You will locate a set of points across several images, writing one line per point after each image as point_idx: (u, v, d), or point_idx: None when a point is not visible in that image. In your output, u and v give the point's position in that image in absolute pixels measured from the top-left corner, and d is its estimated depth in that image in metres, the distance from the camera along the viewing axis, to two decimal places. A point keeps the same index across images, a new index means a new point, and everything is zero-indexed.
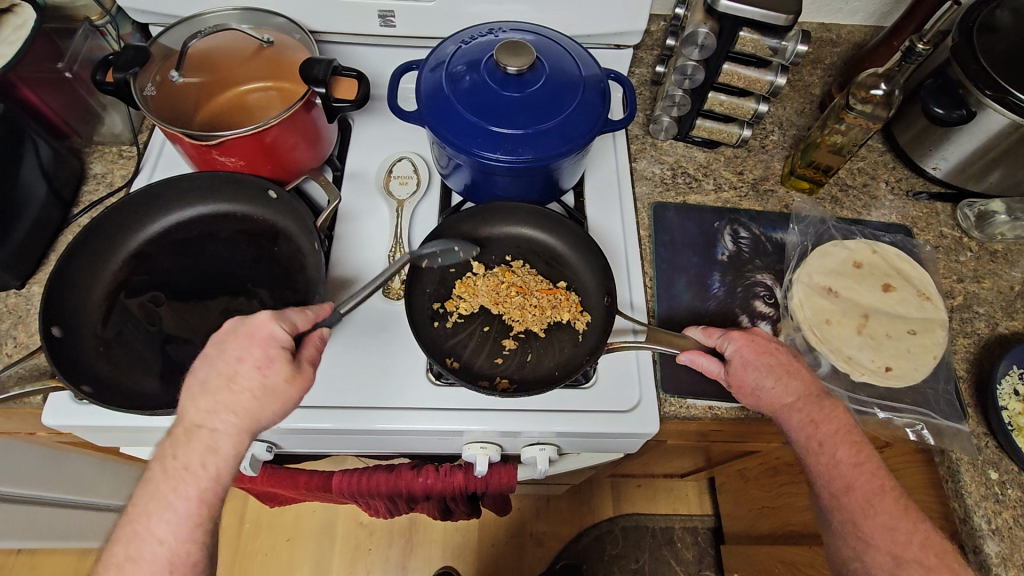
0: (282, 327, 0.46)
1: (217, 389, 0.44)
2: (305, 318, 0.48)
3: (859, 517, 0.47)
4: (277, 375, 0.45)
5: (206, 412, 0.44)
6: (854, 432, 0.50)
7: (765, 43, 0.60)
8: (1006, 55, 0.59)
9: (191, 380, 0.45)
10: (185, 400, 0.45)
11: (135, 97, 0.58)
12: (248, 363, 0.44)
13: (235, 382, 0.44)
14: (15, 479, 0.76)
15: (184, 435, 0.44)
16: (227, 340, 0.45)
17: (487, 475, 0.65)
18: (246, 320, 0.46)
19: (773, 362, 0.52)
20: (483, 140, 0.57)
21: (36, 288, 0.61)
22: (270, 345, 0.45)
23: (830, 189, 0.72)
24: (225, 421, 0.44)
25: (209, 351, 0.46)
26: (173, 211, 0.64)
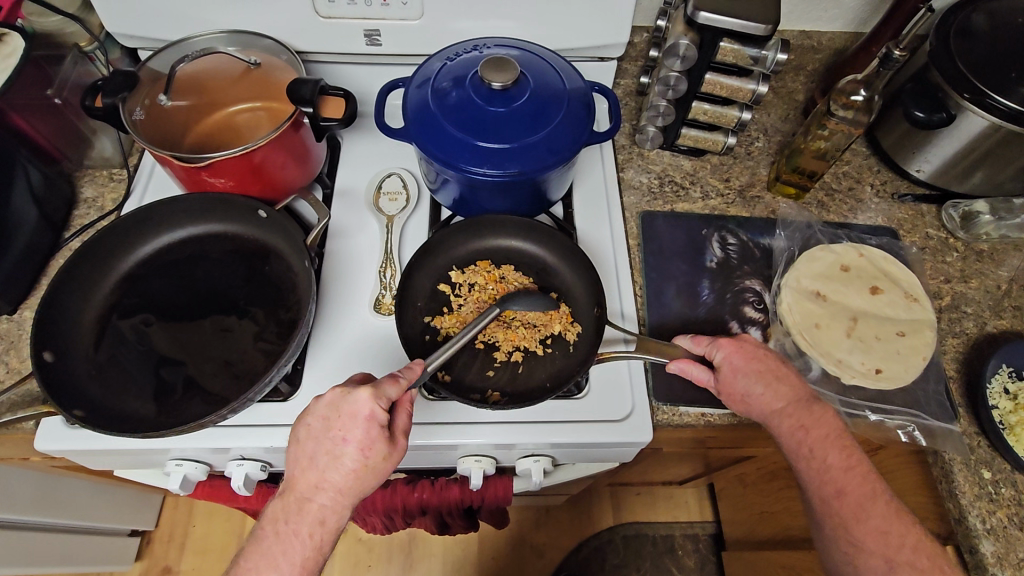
0: (381, 406, 0.46)
1: (325, 466, 0.46)
2: (398, 388, 0.48)
3: (851, 522, 0.47)
4: (376, 455, 0.46)
5: (315, 485, 0.45)
6: (843, 436, 0.50)
7: (745, 53, 0.61)
8: (983, 59, 0.60)
9: (298, 449, 0.47)
10: (294, 470, 0.46)
11: (123, 122, 0.58)
12: (353, 445, 0.45)
13: (339, 461, 0.45)
14: (11, 506, 0.76)
15: (294, 503, 0.45)
16: (332, 418, 0.46)
17: (482, 488, 0.65)
18: (346, 398, 0.46)
19: (761, 368, 0.52)
20: (470, 155, 0.58)
21: (28, 313, 0.61)
22: (371, 426, 0.46)
23: (816, 194, 0.73)
24: (332, 497, 0.46)
25: (314, 426, 0.46)
26: (163, 232, 0.64)
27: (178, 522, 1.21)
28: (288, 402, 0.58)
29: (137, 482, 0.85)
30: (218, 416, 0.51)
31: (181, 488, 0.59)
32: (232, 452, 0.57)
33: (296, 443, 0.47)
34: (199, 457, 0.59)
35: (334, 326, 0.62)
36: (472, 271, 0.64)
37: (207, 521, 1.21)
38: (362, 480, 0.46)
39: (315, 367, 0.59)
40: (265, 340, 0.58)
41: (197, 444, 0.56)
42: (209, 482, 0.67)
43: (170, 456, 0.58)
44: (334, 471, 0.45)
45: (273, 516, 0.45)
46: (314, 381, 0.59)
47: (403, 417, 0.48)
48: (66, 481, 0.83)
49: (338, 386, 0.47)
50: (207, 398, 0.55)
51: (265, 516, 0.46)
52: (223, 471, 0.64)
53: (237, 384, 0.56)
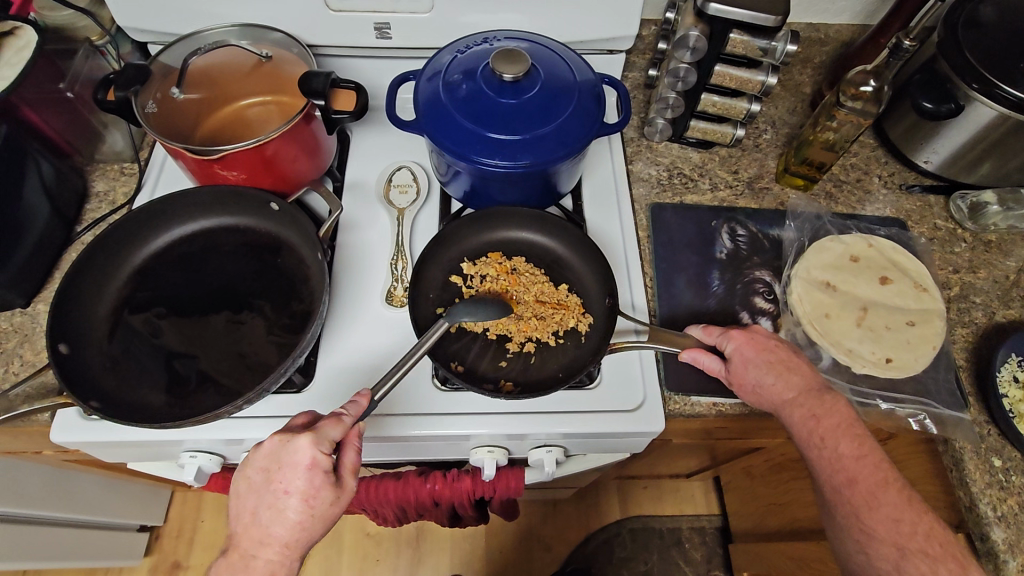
0: (323, 452, 0.45)
1: (268, 519, 0.45)
2: (340, 428, 0.47)
3: (863, 510, 0.47)
4: (322, 502, 0.46)
5: (260, 539, 0.45)
6: (855, 425, 0.50)
7: (755, 44, 0.61)
8: (991, 49, 0.60)
9: (240, 504, 0.47)
10: (239, 526, 0.46)
11: (136, 115, 0.59)
12: (295, 495, 0.45)
13: (283, 513, 0.45)
14: (24, 500, 0.76)
15: (240, 560, 0.45)
16: (272, 470, 0.45)
17: (494, 480, 0.66)
18: (285, 447, 0.45)
19: (772, 359, 0.53)
20: (481, 147, 0.58)
21: (41, 306, 0.62)
22: (314, 473, 0.45)
23: (824, 185, 0.73)
24: (278, 549, 0.45)
25: (255, 479, 0.46)
26: (176, 225, 0.64)
27: (187, 518, 1.21)
28: (302, 393, 0.58)
29: (148, 475, 0.86)
30: (233, 407, 0.52)
31: (196, 479, 0.60)
32: (245, 443, 0.58)
33: (239, 496, 0.46)
34: (213, 449, 0.59)
35: (346, 318, 0.62)
36: (483, 263, 0.64)
37: (215, 516, 1.21)
38: (310, 527, 0.46)
39: (328, 359, 0.60)
40: (276, 333, 0.58)
41: (212, 435, 0.56)
42: (223, 474, 0.67)
43: (184, 448, 0.59)
44: (278, 524, 0.45)
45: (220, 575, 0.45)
46: (327, 373, 0.59)
47: (348, 458, 0.48)
48: (78, 475, 0.83)
49: (273, 435, 0.46)
50: (221, 389, 0.55)
51: (212, 573, 0.46)
52: (236, 463, 0.64)
53: (251, 375, 0.56)
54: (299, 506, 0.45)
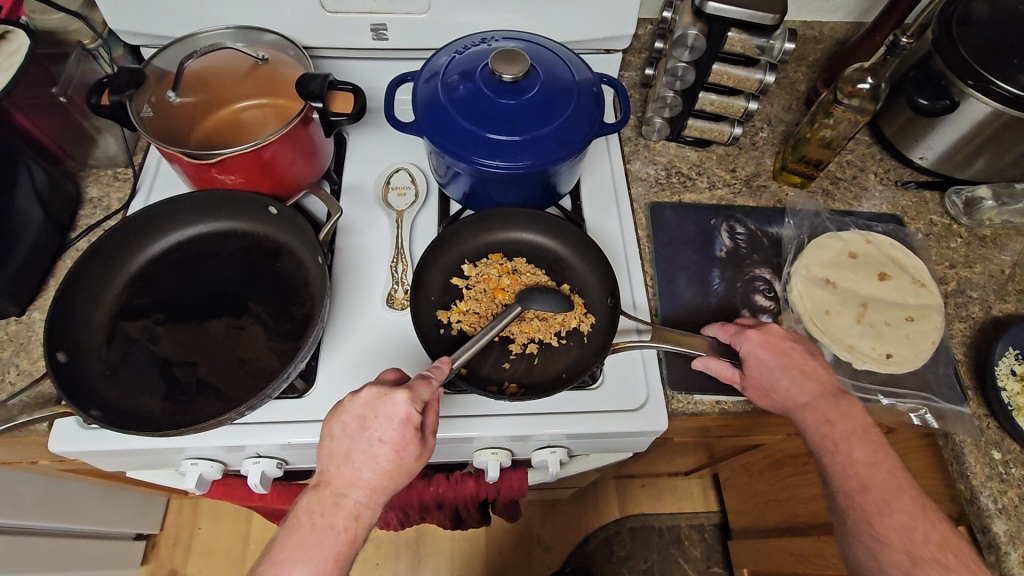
0: (417, 409, 0.46)
1: (361, 463, 0.46)
2: (430, 388, 0.48)
3: (875, 516, 0.48)
4: (409, 456, 0.47)
5: (350, 481, 0.46)
6: (869, 431, 0.51)
7: (753, 43, 0.61)
8: (985, 45, 0.60)
9: (332, 445, 0.47)
10: (329, 466, 0.46)
11: (131, 119, 0.58)
12: (388, 445, 0.46)
13: (374, 462, 0.46)
14: (17, 511, 0.75)
15: (328, 499, 0.46)
16: (369, 417, 0.46)
17: (497, 482, 0.65)
18: (384, 398, 0.46)
19: (788, 363, 0.53)
20: (482, 148, 0.58)
21: (36, 314, 0.61)
22: (406, 427, 0.46)
23: (821, 183, 0.73)
24: (364, 494, 0.46)
25: (350, 425, 0.46)
26: (171, 231, 0.63)
27: (183, 525, 1.20)
28: (304, 398, 0.57)
29: (144, 483, 0.85)
30: (236, 413, 0.51)
31: (196, 486, 0.59)
32: (247, 450, 0.57)
33: (330, 440, 0.47)
34: (214, 456, 0.59)
35: (347, 322, 0.62)
36: (485, 264, 0.64)
37: (212, 523, 1.20)
38: (393, 480, 0.47)
39: (330, 363, 0.59)
40: (276, 337, 0.58)
41: (213, 442, 0.56)
42: (223, 481, 0.66)
43: (184, 455, 0.58)
44: (369, 469, 0.46)
45: (307, 508, 0.45)
46: (329, 377, 0.59)
47: (433, 416, 0.49)
48: (73, 485, 0.82)
49: (371, 384, 0.47)
50: (223, 396, 0.55)
51: (298, 506, 0.46)
52: (237, 469, 0.63)
53: (253, 381, 0.56)
54: (389, 458, 0.46)
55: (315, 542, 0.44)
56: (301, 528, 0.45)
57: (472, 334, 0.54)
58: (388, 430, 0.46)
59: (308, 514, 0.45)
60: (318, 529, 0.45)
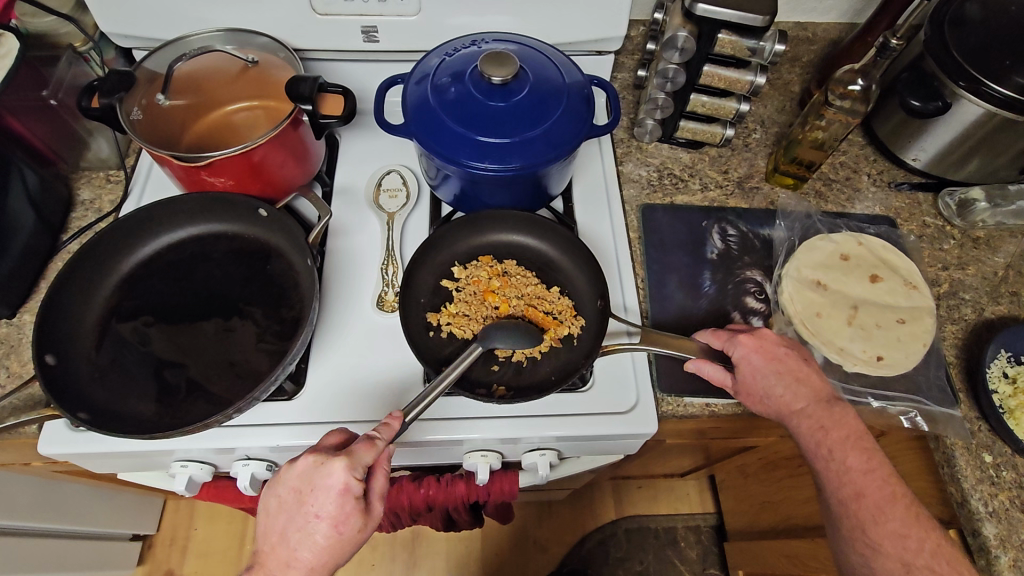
0: (356, 478, 0.45)
1: (297, 540, 0.46)
2: (374, 450, 0.46)
3: (869, 524, 0.48)
4: (350, 528, 0.46)
5: (286, 561, 0.46)
6: (864, 438, 0.50)
7: (743, 44, 0.61)
8: (977, 47, 0.60)
9: (269, 520, 0.47)
10: (266, 544, 0.47)
11: (121, 122, 0.58)
12: (325, 520, 0.45)
13: (312, 538, 0.46)
14: (10, 513, 0.75)
15: None
16: (305, 492, 0.45)
17: (487, 484, 0.65)
18: (320, 470, 0.45)
19: (782, 370, 0.53)
20: (471, 151, 0.58)
21: (27, 317, 0.61)
22: (345, 499, 0.45)
23: (814, 184, 0.73)
24: (302, 573, 0.46)
25: (286, 500, 0.46)
26: (162, 234, 0.64)
27: (180, 525, 1.20)
28: (294, 400, 0.58)
29: (138, 484, 0.85)
30: (224, 416, 0.51)
31: (186, 489, 0.59)
32: (237, 452, 0.57)
33: (268, 514, 0.47)
34: (204, 458, 0.59)
35: (337, 325, 0.62)
36: (475, 266, 0.64)
37: (208, 523, 1.20)
38: (334, 554, 0.47)
39: (319, 365, 0.59)
40: (266, 340, 0.58)
41: (202, 445, 0.56)
42: (214, 482, 0.66)
43: (174, 457, 0.58)
44: (305, 547, 0.46)
45: None
46: (319, 379, 0.59)
47: (376, 480, 0.48)
48: (68, 486, 0.82)
49: (306, 455, 0.46)
50: (211, 399, 0.55)
51: None
52: (228, 471, 0.63)
53: (241, 384, 0.56)
54: (327, 533, 0.46)
55: None
56: None
57: (429, 383, 0.50)
58: (324, 504, 0.45)
59: None
60: None
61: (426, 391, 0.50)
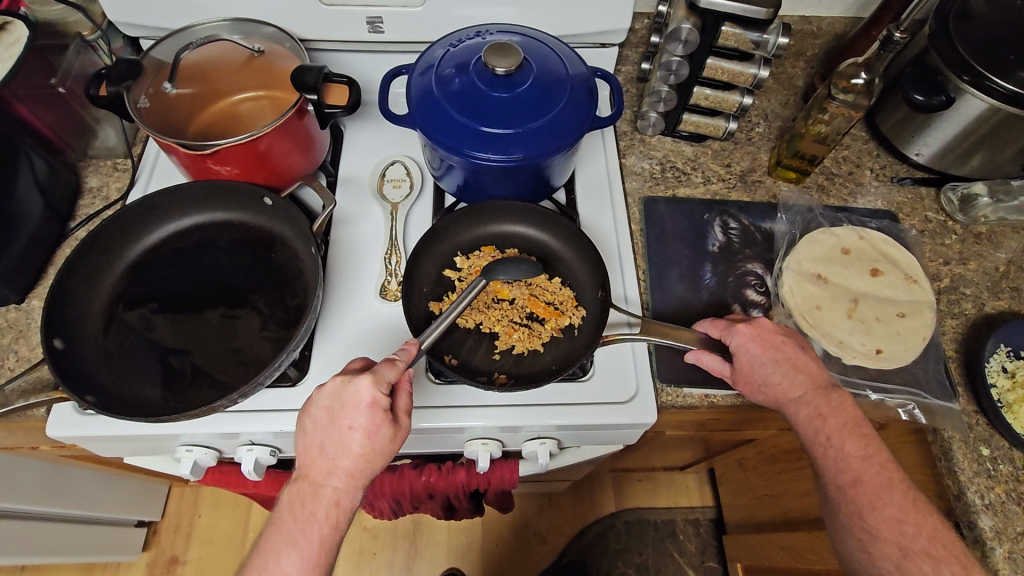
0: (382, 392, 0.46)
1: (334, 452, 0.46)
2: (395, 370, 0.48)
3: (866, 510, 0.48)
4: (383, 438, 0.47)
5: (326, 471, 0.47)
6: (861, 425, 0.51)
7: (746, 37, 0.61)
8: (981, 42, 0.60)
9: (306, 438, 0.47)
10: (305, 459, 0.47)
11: (128, 110, 0.59)
12: (358, 431, 0.46)
13: (347, 448, 0.46)
14: (18, 496, 0.76)
15: (308, 489, 0.47)
16: (336, 407, 0.46)
17: (488, 472, 0.66)
18: (347, 387, 0.46)
19: (779, 357, 0.53)
20: (475, 141, 0.58)
21: (36, 302, 0.62)
22: (375, 411, 0.46)
23: (816, 178, 0.73)
24: (342, 481, 0.47)
25: (320, 417, 0.47)
26: (169, 221, 0.64)
27: (184, 513, 1.21)
28: (297, 386, 0.58)
29: (144, 470, 0.86)
30: (228, 400, 0.52)
31: (191, 473, 0.60)
32: (241, 437, 0.58)
33: (302, 434, 0.48)
34: (209, 443, 0.60)
35: (341, 313, 0.62)
36: (477, 256, 0.64)
37: (212, 511, 1.22)
38: (370, 463, 0.47)
39: (322, 352, 0.60)
40: (270, 326, 0.59)
41: (207, 430, 0.57)
42: (218, 468, 0.67)
43: (179, 442, 0.59)
44: (342, 458, 0.46)
45: (289, 502, 0.47)
46: (322, 366, 0.59)
47: (404, 395, 0.49)
48: (74, 471, 0.83)
49: (333, 375, 0.47)
50: (216, 384, 0.56)
51: (280, 503, 0.47)
52: (232, 457, 0.64)
53: (246, 370, 0.56)
54: (361, 443, 0.46)
55: (300, 533, 0.46)
56: (283, 521, 0.46)
57: (443, 311, 0.53)
58: (355, 416, 0.46)
59: (288, 509, 0.46)
60: (300, 521, 0.46)
61: (441, 319, 0.53)
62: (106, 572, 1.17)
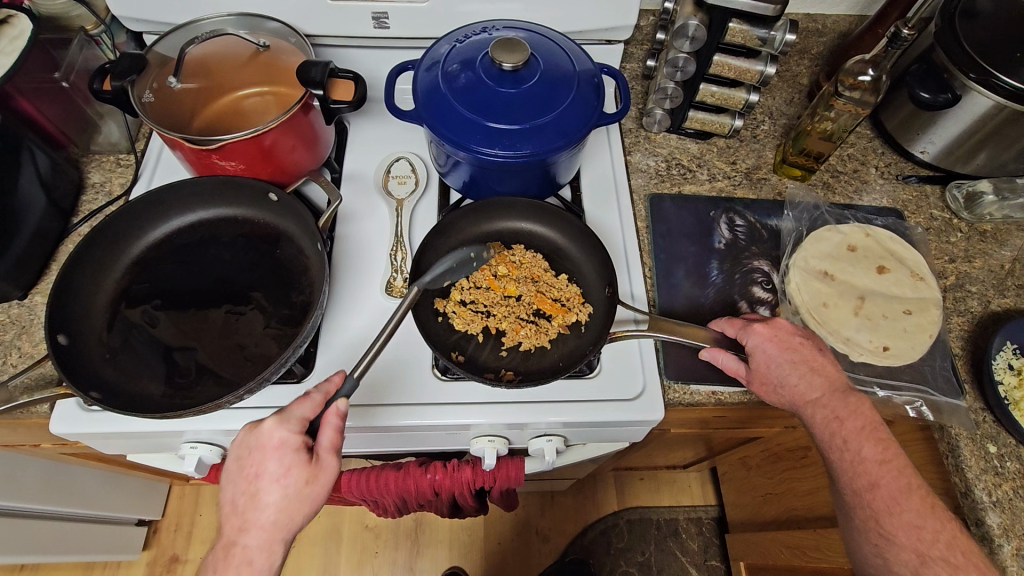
0: (291, 431, 0.46)
1: (245, 505, 0.46)
2: (308, 404, 0.48)
3: (884, 514, 0.48)
4: (296, 482, 0.46)
5: (240, 527, 0.46)
6: (880, 429, 0.51)
7: (754, 34, 0.61)
8: (988, 39, 0.60)
9: (223, 497, 0.48)
10: (223, 519, 0.47)
11: (133, 105, 0.58)
12: (267, 477, 0.46)
13: (258, 497, 0.46)
14: (20, 495, 0.76)
15: (222, 551, 0.46)
16: (244, 455, 0.47)
17: (494, 470, 0.66)
18: (254, 431, 0.47)
19: (796, 358, 0.53)
20: (482, 137, 0.58)
21: (39, 298, 0.61)
22: (283, 452, 0.46)
23: (822, 176, 0.73)
24: (256, 536, 0.46)
25: (232, 469, 0.47)
26: (173, 218, 0.64)
27: (185, 512, 1.21)
28: (302, 383, 0.58)
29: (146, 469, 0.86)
30: (234, 396, 0.51)
31: (196, 470, 0.60)
32: None
33: (222, 492, 0.48)
34: (213, 440, 0.59)
35: (346, 310, 0.62)
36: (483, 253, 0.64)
37: (213, 511, 1.21)
38: (283, 512, 0.46)
39: (328, 349, 0.60)
40: (275, 323, 0.58)
41: (213, 427, 0.56)
42: (222, 465, 0.67)
43: (184, 439, 0.59)
44: (254, 511, 0.46)
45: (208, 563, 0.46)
46: (328, 363, 0.59)
47: (324, 433, 0.47)
48: (75, 468, 0.83)
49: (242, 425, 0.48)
50: (221, 381, 0.55)
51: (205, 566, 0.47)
52: (236, 454, 0.64)
53: (251, 366, 0.56)
54: (269, 490, 0.46)
55: None
56: None
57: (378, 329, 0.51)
58: (260, 460, 0.46)
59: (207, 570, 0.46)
60: None
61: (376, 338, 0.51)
62: (106, 572, 1.16)
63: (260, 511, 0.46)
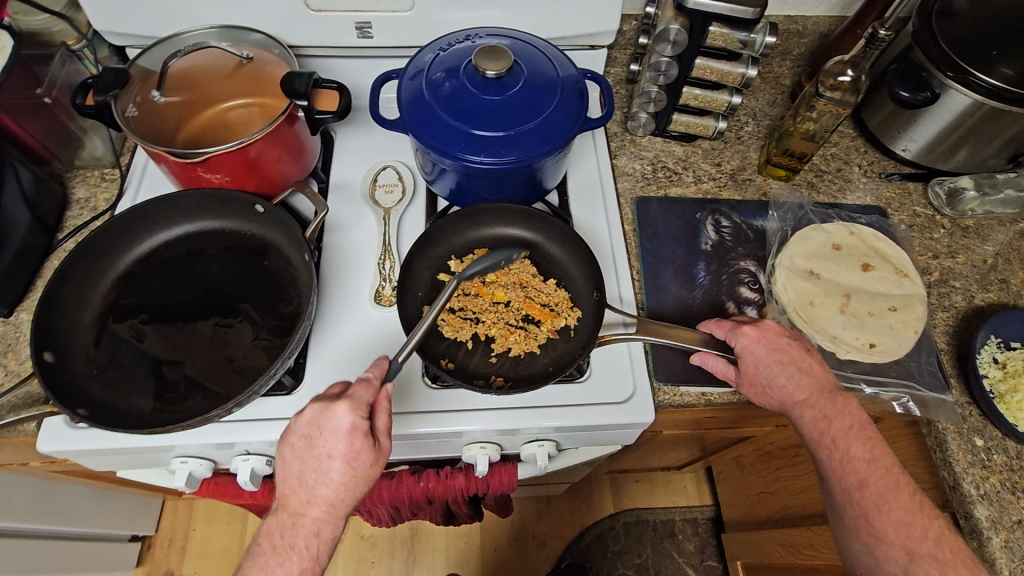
0: (360, 415, 0.46)
1: (313, 481, 0.46)
2: (370, 388, 0.48)
3: (872, 512, 0.48)
4: (363, 463, 0.46)
5: (306, 501, 0.46)
6: (867, 428, 0.51)
7: (734, 36, 0.61)
8: (964, 38, 0.61)
9: (285, 468, 0.47)
10: (285, 490, 0.47)
11: (116, 119, 0.58)
12: (337, 459, 0.46)
13: (326, 476, 0.46)
14: (9, 514, 0.75)
15: (288, 519, 0.46)
16: (314, 436, 0.46)
17: (486, 476, 0.66)
18: (326, 414, 0.46)
19: (783, 359, 0.53)
20: (467, 144, 0.58)
21: (24, 315, 0.61)
22: (353, 437, 0.46)
23: (806, 175, 0.74)
24: (321, 510, 0.46)
25: (297, 445, 0.47)
26: (159, 231, 0.64)
27: (178, 527, 1.20)
28: (292, 395, 0.58)
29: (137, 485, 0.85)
30: (223, 409, 0.51)
31: (186, 484, 0.59)
32: (237, 447, 0.57)
33: (283, 464, 0.47)
34: (204, 454, 0.59)
35: (335, 320, 0.62)
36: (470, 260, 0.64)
37: (207, 525, 1.20)
38: (350, 490, 0.47)
39: (318, 359, 0.60)
40: (263, 334, 0.58)
41: (202, 441, 0.56)
42: (214, 479, 0.67)
43: (174, 454, 0.58)
44: (321, 488, 0.46)
45: (269, 531, 0.46)
46: (318, 374, 0.59)
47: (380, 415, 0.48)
48: (65, 486, 0.82)
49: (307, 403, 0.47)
50: (210, 394, 0.55)
51: (260, 533, 0.47)
52: (227, 467, 0.64)
53: (240, 379, 0.56)
54: (338, 471, 0.46)
55: (278, 567, 0.45)
56: (263, 553, 0.45)
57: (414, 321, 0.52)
58: (332, 442, 0.46)
59: (268, 539, 0.46)
60: (277, 555, 0.45)
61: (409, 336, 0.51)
62: None
63: (326, 489, 0.46)
